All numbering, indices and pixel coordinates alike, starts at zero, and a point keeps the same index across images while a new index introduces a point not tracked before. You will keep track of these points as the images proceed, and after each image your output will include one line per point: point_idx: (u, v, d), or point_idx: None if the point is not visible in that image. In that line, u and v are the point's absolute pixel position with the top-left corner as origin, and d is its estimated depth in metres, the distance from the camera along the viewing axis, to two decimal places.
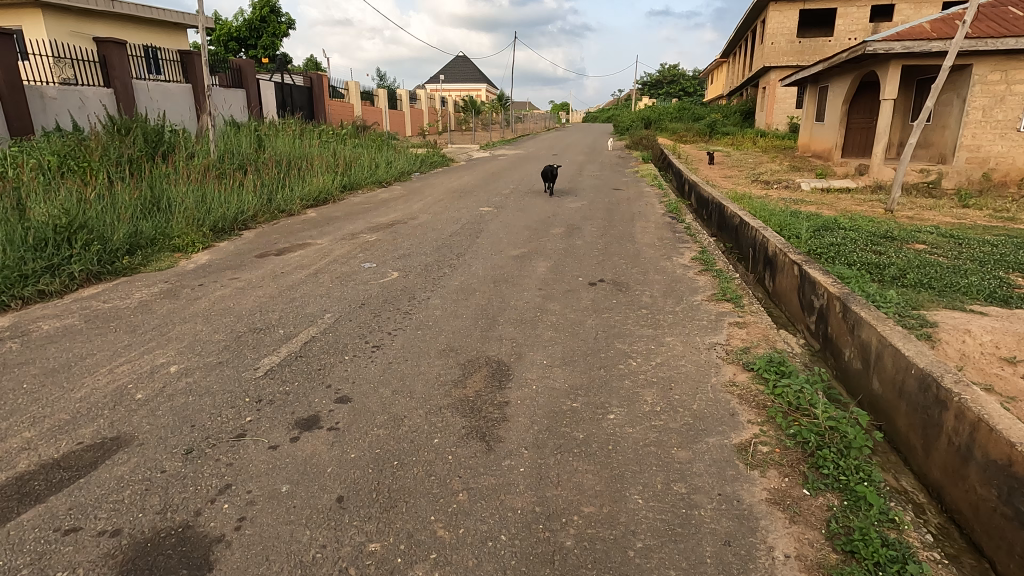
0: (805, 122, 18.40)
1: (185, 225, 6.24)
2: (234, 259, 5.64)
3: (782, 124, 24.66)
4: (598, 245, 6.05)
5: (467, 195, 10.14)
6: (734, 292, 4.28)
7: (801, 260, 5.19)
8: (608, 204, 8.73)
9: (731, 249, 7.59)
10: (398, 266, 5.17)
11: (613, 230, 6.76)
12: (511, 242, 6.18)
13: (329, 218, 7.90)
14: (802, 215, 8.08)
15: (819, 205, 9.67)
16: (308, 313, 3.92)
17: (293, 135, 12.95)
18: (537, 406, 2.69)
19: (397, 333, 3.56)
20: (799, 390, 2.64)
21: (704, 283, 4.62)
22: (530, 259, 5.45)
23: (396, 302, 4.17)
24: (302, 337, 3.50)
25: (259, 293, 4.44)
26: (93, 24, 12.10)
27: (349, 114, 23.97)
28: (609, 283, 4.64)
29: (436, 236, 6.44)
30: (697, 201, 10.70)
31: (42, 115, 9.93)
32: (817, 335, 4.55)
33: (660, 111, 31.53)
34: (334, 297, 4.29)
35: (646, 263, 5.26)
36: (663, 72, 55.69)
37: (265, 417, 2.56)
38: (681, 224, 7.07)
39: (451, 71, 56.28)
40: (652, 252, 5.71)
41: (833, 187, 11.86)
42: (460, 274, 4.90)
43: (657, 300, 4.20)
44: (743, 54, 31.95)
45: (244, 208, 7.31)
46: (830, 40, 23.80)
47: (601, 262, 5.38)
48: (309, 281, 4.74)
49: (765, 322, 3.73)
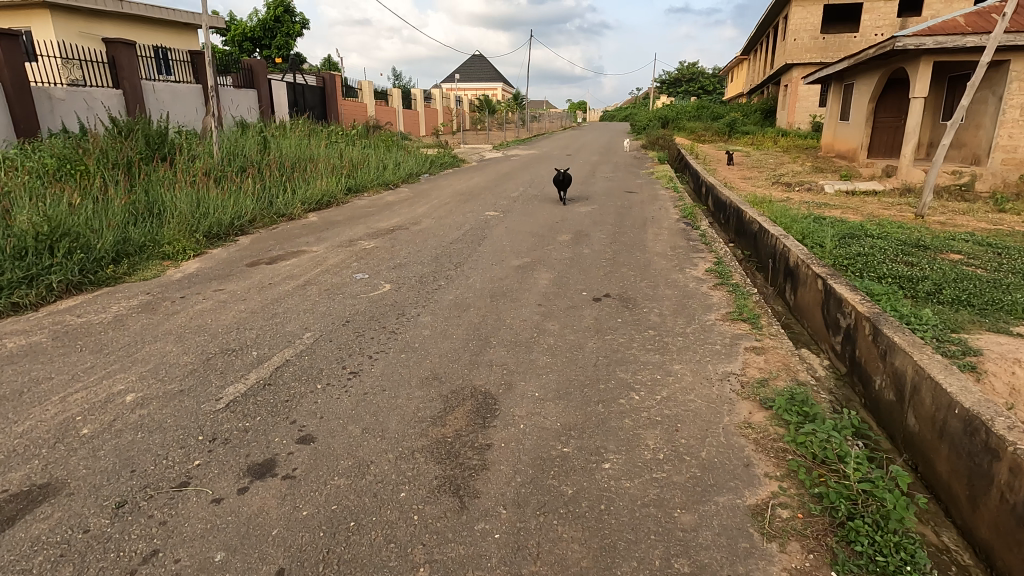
0: (828, 120, 17.76)
1: (177, 230, 6.04)
2: (224, 268, 5.41)
3: (804, 123, 23.95)
4: (606, 254, 5.71)
5: (475, 197, 9.83)
6: (752, 312, 3.90)
7: (826, 273, 4.78)
8: (620, 208, 8.37)
9: (749, 257, 7.18)
10: (392, 277, 4.89)
11: (624, 237, 6.39)
12: (514, 250, 5.86)
13: (329, 223, 7.65)
14: (826, 221, 7.62)
15: (844, 210, 9.19)
16: (286, 332, 3.64)
17: (301, 136, 12.78)
18: (522, 451, 2.37)
19: (378, 357, 3.27)
20: (825, 439, 2.28)
21: (718, 299, 4.25)
22: (533, 270, 5.13)
23: (383, 319, 3.88)
24: (276, 360, 3.22)
25: (241, 307, 4.18)
26: (102, 24, 12.04)
27: (363, 112, 23.78)
28: (614, 298, 4.30)
29: (436, 244, 6.14)
30: (715, 205, 10.27)
31: (49, 117, 9.85)
32: (843, 358, 4.16)
33: (678, 110, 30.90)
34: (318, 313, 4.01)
35: (657, 276, 4.89)
36: (682, 70, 54.85)
37: (215, 462, 2.28)
38: (696, 230, 6.69)
39: (467, 70, 56.06)
40: (663, 262, 5.34)
41: (859, 190, 11.32)
42: (456, 287, 4.60)
43: (666, 320, 3.85)
44: (764, 51, 31.21)
45: (242, 213, 7.10)
46: (856, 36, 23.04)
47: (608, 273, 5.03)
48: (295, 294, 4.47)
49: (786, 349, 3.36)
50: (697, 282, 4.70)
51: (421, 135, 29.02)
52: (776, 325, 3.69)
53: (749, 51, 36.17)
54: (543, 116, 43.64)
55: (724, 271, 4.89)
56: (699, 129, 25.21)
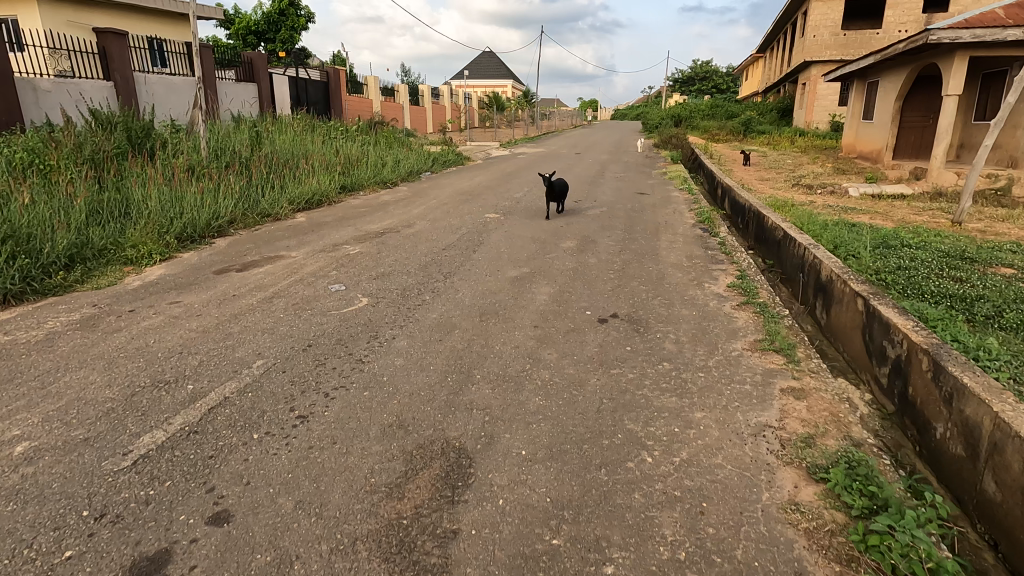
0: (850, 120, 17.00)
1: (146, 232, 5.53)
2: (190, 274, 4.89)
3: (822, 123, 23.14)
4: (614, 264, 5.12)
5: (476, 197, 9.28)
6: (786, 342, 3.29)
7: (868, 293, 4.15)
8: (630, 211, 7.77)
9: (772, 266, 6.56)
10: (372, 289, 4.33)
11: (635, 245, 5.78)
12: (512, 258, 5.29)
13: (317, 224, 7.12)
14: (856, 227, 6.97)
15: (873, 215, 8.52)
16: (234, 359, 3.09)
17: (298, 132, 12.27)
18: (497, 542, 1.80)
19: (336, 396, 2.71)
20: (907, 540, 1.68)
21: (745, 323, 3.64)
22: (532, 283, 4.55)
23: (352, 343, 3.32)
24: (212, 398, 2.67)
25: (193, 325, 3.64)
26: (92, 13, 11.61)
27: (370, 108, 23.25)
28: (623, 320, 3.71)
29: (427, 251, 5.57)
30: (733, 209, 9.63)
31: (34, 110, 9.41)
32: (892, 395, 3.54)
33: (691, 108, 30.14)
34: (278, 335, 3.45)
35: (672, 292, 4.29)
36: (695, 68, 53.90)
37: (92, 553, 1.73)
38: (715, 238, 6.08)
39: (476, 67, 55.52)
40: (679, 275, 4.74)
41: (886, 193, 10.62)
42: (442, 303, 4.03)
43: (684, 351, 3.25)
44: (781, 48, 30.35)
45: (220, 213, 6.58)
46: (878, 33, 22.19)
47: (616, 288, 4.44)
48: (259, 309, 3.93)
49: (832, 393, 2.75)
50: (718, 301, 4.09)
51: (428, 132, 28.49)
52: (817, 361, 3.08)
53: (765, 49, 35.28)
54: (553, 115, 42.98)
55: (749, 288, 4.28)
56: (712, 128, 24.46)
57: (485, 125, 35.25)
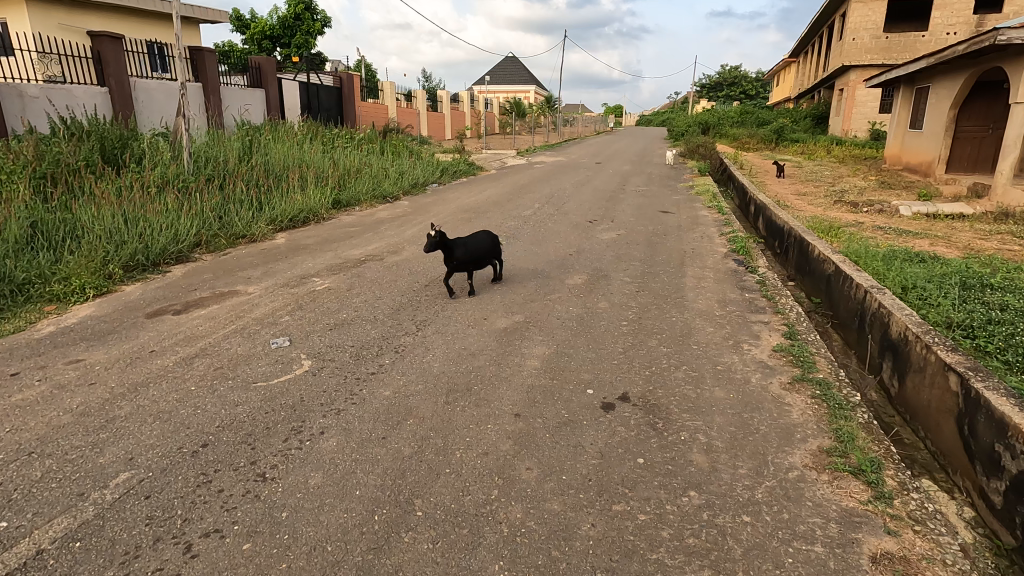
0: (894, 128, 15.71)
1: (83, 261, 4.79)
2: (118, 315, 4.12)
3: (861, 131, 21.73)
4: (630, 311, 4.18)
5: (481, 214, 8.43)
6: (866, 459, 2.31)
7: (965, 367, 3.12)
8: (652, 235, 6.80)
9: (820, 306, 5.51)
10: (323, 347, 3.48)
11: (655, 284, 4.82)
12: (506, 300, 4.40)
13: (295, 247, 6.33)
14: (922, 259, 5.86)
15: (934, 241, 7.37)
16: (91, 471, 2.24)
17: (299, 139, 11.59)
18: None
19: (200, 553, 1.83)
20: None
21: (803, 419, 2.66)
22: (525, 339, 3.64)
23: (263, 442, 2.45)
24: (18, 554, 1.81)
25: (74, 403, 2.81)
26: (86, 16, 11.15)
27: (385, 114, 22.66)
28: (636, 408, 2.76)
29: (406, 287, 4.71)
30: (768, 231, 8.58)
31: (16, 117, 8.83)
32: (1014, 528, 2.51)
33: (719, 115, 28.88)
34: (172, 423, 2.60)
35: (703, 360, 3.32)
36: (722, 74, 52.45)
37: None
38: (752, 273, 5.08)
39: (499, 73, 55.02)
40: (711, 330, 3.77)
41: (943, 213, 9.42)
42: (402, 371, 3.14)
43: (720, 470, 2.28)
44: (816, 53, 28.95)
45: (182, 235, 5.84)
46: (923, 35, 20.77)
47: (629, 349, 3.49)
48: (171, 375, 3.10)
49: (955, 573, 1.77)
50: (764, 376, 3.11)
51: (446, 139, 27.83)
52: (917, 500, 2.10)
53: (798, 54, 33.86)
54: (576, 121, 42.04)
55: (805, 358, 3.28)
56: (742, 136, 23.23)
57: (505, 131, 34.50)
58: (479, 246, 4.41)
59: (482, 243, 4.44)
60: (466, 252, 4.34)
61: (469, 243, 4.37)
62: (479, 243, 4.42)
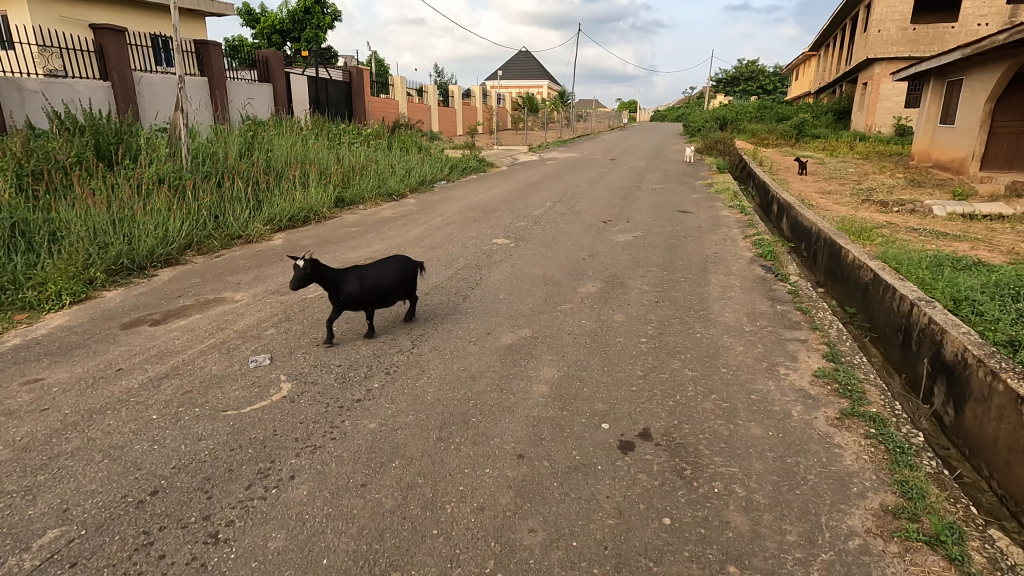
0: (922, 123, 15.04)
1: (63, 265, 4.49)
2: (92, 325, 3.80)
3: (886, 126, 20.97)
4: (649, 325, 3.78)
5: (489, 214, 8.05)
6: (944, 525, 1.90)
7: None
8: (671, 237, 6.38)
9: (857, 317, 5.04)
10: (308, 366, 3.13)
11: (677, 293, 4.41)
12: (512, 311, 4.02)
13: (292, 249, 6.00)
14: (969, 265, 5.36)
15: (975, 244, 6.85)
16: (15, 528, 1.90)
17: (304, 134, 11.28)
18: None
19: None
20: None
21: (857, 466, 2.25)
22: (532, 358, 3.26)
23: (222, 490, 2.09)
24: None
25: (19, 434, 2.48)
26: (88, 9, 10.95)
27: (395, 109, 22.32)
28: (659, 450, 2.37)
29: (406, 295, 4.35)
30: (794, 233, 8.10)
31: (18, 111, 8.59)
32: None
33: (737, 110, 28.17)
34: (122, 462, 2.25)
35: (734, 387, 2.90)
36: (739, 68, 51.48)
37: None
38: (783, 282, 4.64)
39: (512, 68, 54.50)
40: (741, 350, 3.36)
41: (981, 213, 8.85)
42: (392, 398, 2.78)
43: (763, 536, 1.89)
44: (837, 46, 28.12)
45: (172, 237, 5.54)
46: (953, 26, 20.02)
47: (650, 372, 3.09)
48: (134, 400, 2.76)
49: None
50: (807, 410, 2.70)
51: (458, 134, 27.44)
52: None
53: (819, 48, 32.99)
54: (590, 117, 41.40)
55: (853, 388, 2.86)
56: (761, 132, 22.55)
57: (517, 127, 34.04)
58: (380, 276, 3.35)
59: (385, 272, 3.38)
60: (359, 286, 3.29)
61: (364, 273, 3.32)
62: (378, 273, 3.35)
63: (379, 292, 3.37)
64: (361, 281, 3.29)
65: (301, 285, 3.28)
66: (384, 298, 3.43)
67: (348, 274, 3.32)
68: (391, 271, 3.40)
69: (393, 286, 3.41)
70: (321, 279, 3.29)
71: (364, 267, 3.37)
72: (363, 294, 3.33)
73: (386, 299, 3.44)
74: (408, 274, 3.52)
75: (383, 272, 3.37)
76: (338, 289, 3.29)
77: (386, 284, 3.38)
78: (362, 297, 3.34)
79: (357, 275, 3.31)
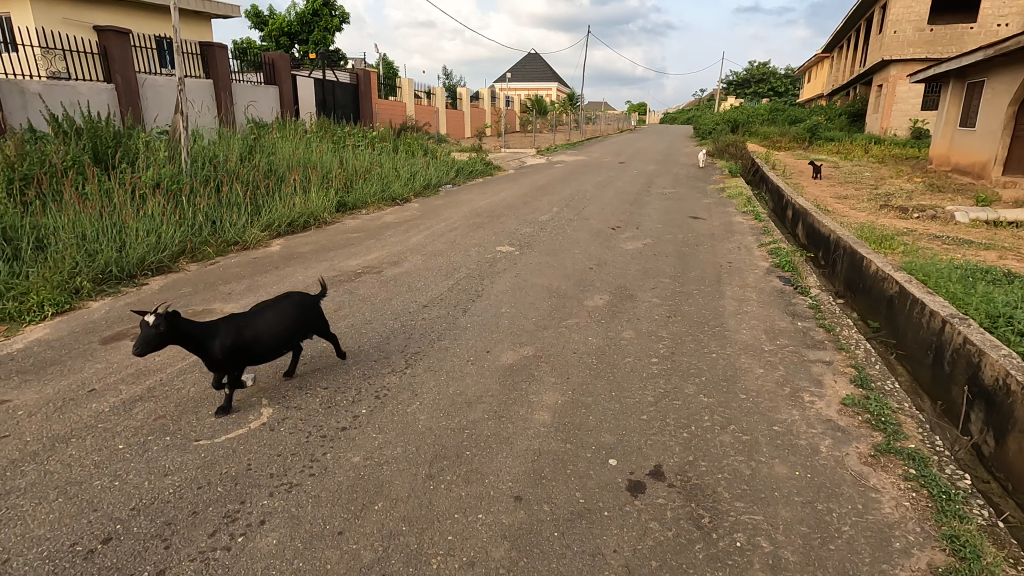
0: (941, 126, 14.65)
1: (47, 273, 4.31)
2: (70, 339, 3.60)
3: (901, 129, 20.54)
4: (660, 343, 3.52)
5: (494, 219, 7.82)
6: None
7: None
8: (682, 245, 6.12)
9: (881, 333, 4.75)
10: (293, 388, 2.91)
11: (690, 307, 4.15)
12: (514, 326, 3.78)
13: (289, 256, 5.81)
14: (1001, 277, 5.05)
15: (1003, 254, 6.53)
16: None
17: (308, 137, 11.12)
18: None
19: None
20: None
21: (899, 515, 1.99)
22: (534, 381, 3.01)
23: (183, 537, 1.87)
24: None
25: None
26: (90, 11, 10.88)
27: (402, 112, 22.19)
28: (673, 493, 2.12)
29: (402, 308, 4.13)
30: (811, 240, 7.80)
31: (20, 113, 8.44)
32: None
33: (748, 112, 27.79)
34: (78, 502, 2.04)
35: (756, 418, 2.64)
36: (750, 71, 51.01)
37: None
38: (804, 295, 4.36)
39: (521, 70, 54.33)
40: (761, 373, 3.10)
41: (1006, 220, 8.50)
42: (380, 427, 2.55)
43: None
44: (851, 48, 27.67)
45: (164, 244, 5.36)
46: (972, 27, 19.60)
47: (662, 398, 2.84)
48: (103, 426, 2.55)
49: None
50: (837, 445, 2.43)
51: (465, 137, 27.26)
52: None
53: (831, 49, 32.53)
54: (599, 119, 41.10)
55: (888, 420, 2.59)
56: (773, 135, 22.17)
57: (525, 129, 33.82)
58: (264, 326, 2.66)
59: (270, 319, 2.69)
60: (238, 339, 2.59)
61: (241, 323, 2.63)
62: (263, 322, 2.67)
63: (265, 346, 2.67)
64: (238, 334, 2.59)
65: (151, 349, 2.48)
66: (273, 351, 2.73)
67: (221, 327, 2.59)
68: (279, 316, 2.73)
69: (285, 335, 2.74)
70: (181, 338, 2.52)
71: (241, 317, 2.67)
72: (243, 350, 2.61)
73: (275, 353, 2.74)
74: (304, 317, 2.85)
75: (269, 320, 2.69)
76: (207, 348, 2.55)
77: (275, 335, 2.69)
78: (243, 352, 2.62)
79: (233, 326, 2.61)
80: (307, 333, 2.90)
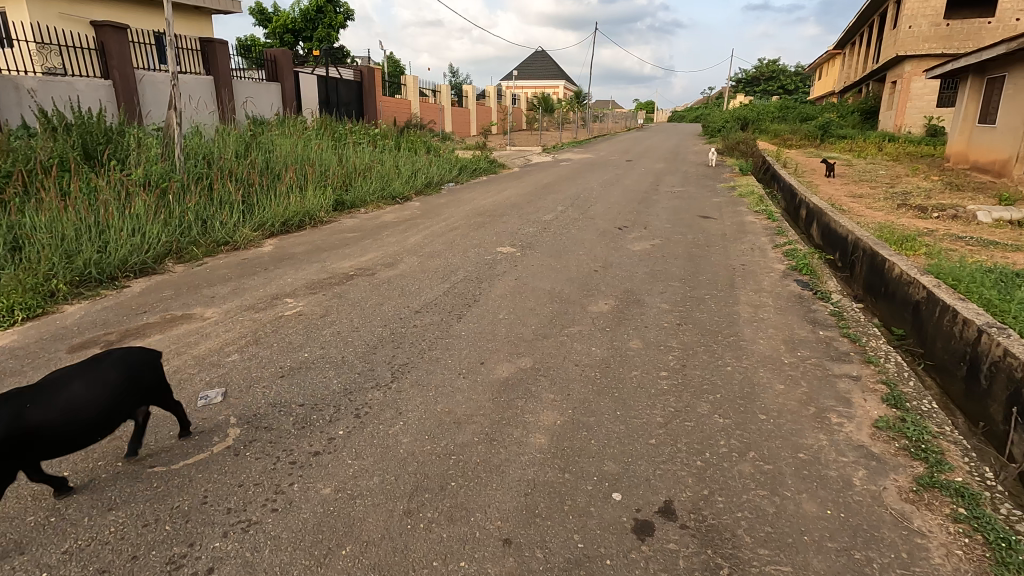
0: (959, 122, 14.23)
1: (20, 275, 4.08)
2: (36, 347, 3.37)
3: (916, 126, 20.04)
4: (671, 354, 3.24)
5: (496, 218, 7.56)
6: None
7: None
8: (692, 246, 5.83)
9: (907, 341, 4.43)
10: (267, 404, 2.66)
11: (702, 314, 3.86)
12: (511, 334, 3.51)
13: (280, 257, 5.56)
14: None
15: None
16: None
17: (308, 134, 10.90)
18: None
19: None
20: None
21: (952, 569, 1.70)
22: (530, 397, 2.74)
23: None
24: None
25: None
26: (87, 6, 10.74)
27: (407, 110, 21.96)
28: (686, 537, 1.85)
29: (393, 314, 3.87)
30: (827, 241, 7.47)
31: (14, 109, 8.26)
32: None
33: (758, 109, 27.34)
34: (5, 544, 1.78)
35: (778, 443, 2.35)
36: (760, 68, 50.45)
37: None
38: (825, 301, 4.06)
39: (527, 68, 54.06)
40: (781, 390, 2.81)
41: None
42: (356, 453, 2.28)
43: None
44: (864, 44, 27.16)
45: (149, 245, 5.13)
46: (990, 22, 19.11)
47: (673, 419, 2.55)
48: None
49: None
50: (872, 478, 2.14)
51: (471, 135, 27.01)
52: None
53: (844, 46, 31.99)
54: (606, 117, 40.71)
55: (928, 448, 2.29)
56: (784, 133, 21.77)
57: (531, 127, 33.52)
58: (65, 401, 1.85)
59: (77, 391, 1.89)
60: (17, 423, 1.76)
61: (24, 400, 1.80)
62: (60, 397, 1.85)
63: (71, 430, 1.87)
64: (19, 417, 1.77)
65: None
66: (81, 434, 1.91)
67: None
68: (89, 384, 1.93)
69: (101, 409, 1.94)
70: None
71: (28, 391, 1.84)
72: (26, 439, 1.79)
73: (87, 438, 1.94)
74: (133, 380, 2.07)
75: (75, 391, 1.89)
76: None
77: (83, 414, 1.89)
78: (28, 444, 1.80)
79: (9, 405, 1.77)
80: (137, 402, 2.10)
